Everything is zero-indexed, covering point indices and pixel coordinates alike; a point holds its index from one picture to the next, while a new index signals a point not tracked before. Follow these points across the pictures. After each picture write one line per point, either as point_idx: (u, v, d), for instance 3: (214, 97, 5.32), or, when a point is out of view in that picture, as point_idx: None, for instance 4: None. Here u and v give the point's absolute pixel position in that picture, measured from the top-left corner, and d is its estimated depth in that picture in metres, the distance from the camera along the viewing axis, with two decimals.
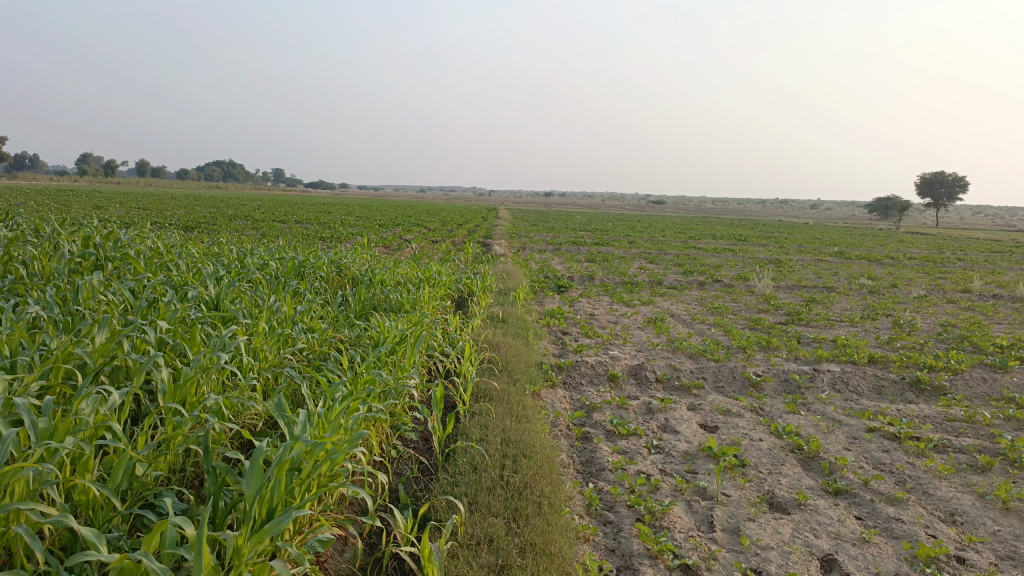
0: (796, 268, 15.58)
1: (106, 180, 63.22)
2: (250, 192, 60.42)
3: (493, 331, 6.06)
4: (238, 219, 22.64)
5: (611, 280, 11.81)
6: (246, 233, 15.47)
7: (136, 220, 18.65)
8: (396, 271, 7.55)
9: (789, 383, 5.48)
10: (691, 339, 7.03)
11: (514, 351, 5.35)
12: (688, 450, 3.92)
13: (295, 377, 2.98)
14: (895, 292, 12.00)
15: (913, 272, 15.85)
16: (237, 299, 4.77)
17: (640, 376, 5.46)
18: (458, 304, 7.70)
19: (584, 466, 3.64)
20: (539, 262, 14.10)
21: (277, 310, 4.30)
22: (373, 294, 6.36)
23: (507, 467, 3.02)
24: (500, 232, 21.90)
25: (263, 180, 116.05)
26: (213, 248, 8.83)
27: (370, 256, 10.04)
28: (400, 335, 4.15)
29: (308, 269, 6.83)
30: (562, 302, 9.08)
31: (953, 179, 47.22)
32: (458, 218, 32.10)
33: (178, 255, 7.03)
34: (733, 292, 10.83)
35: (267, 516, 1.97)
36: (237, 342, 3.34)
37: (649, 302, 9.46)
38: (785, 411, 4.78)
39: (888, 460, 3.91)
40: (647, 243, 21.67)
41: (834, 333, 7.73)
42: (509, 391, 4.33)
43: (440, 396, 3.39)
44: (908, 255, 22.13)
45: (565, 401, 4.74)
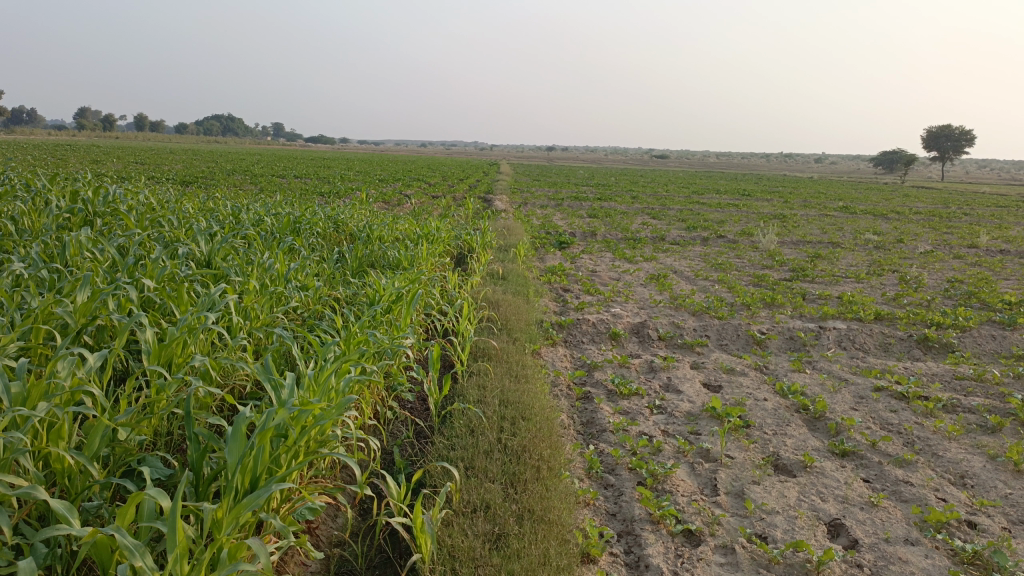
0: (801, 223, 15.39)
1: (103, 135, 62.56)
2: (249, 147, 59.84)
3: (493, 289, 5.95)
4: (236, 174, 22.37)
5: (614, 236, 11.65)
6: (244, 188, 15.27)
7: (132, 175, 18.42)
8: (394, 227, 7.41)
9: (795, 341, 5.37)
10: (694, 296, 6.91)
11: (513, 309, 5.23)
12: (691, 410, 3.83)
13: (286, 335, 2.87)
14: (902, 247, 11.84)
15: (919, 228, 15.65)
16: (230, 256, 4.65)
17: (643, 334, 5.36)
18: (457, 260, 7.58)
19: (584, 427, 3.56)
20: (541, 218, 13.93)
21: (270, 268, 4.17)
22: (370, 251, 6.23)
23: (505, 430, 2.92)
24: (501, 187, 21.65)
25: (263, 134, 114.96)
26: (208, 203, 8.67)
27: (368, 212, 9.88)
28: (396, 294, 4.03)
29: (305, 225, 6.69)
30: (564, 258, 8.95)
31: (961, 132, 46.55)
32: (459, 173, 31.76)
33: (171, 210, 6.88)
34: (737, 248, 10.68)
35: (250, 486, 1.86)
36: (226, 301, 3.23)
37: (652, 258, 9.33)
38: (790, 369, 4.68)
39: (896, 421, 3.82)
40: (650, 198, 21.42)
41: (840, 289, 7.60)
42: (509, 350, 4.23)
43: (436, 356, 3.28)
44: (914, 210, 21.88)
45: (566, 360, 4.65)
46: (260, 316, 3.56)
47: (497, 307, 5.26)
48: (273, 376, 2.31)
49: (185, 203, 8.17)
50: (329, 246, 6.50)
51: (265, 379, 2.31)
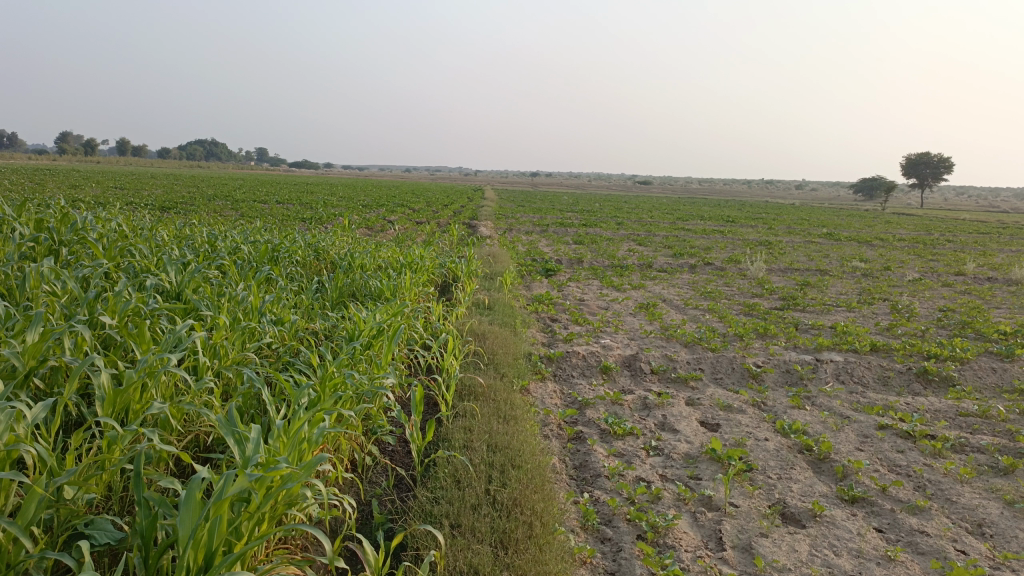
0: (787, 250, 15.32)
1: (84, 159, 62.04)
2: (231, 172, 59.45)
3: (478, 320, 5.73)
4: (217, 199, 22.06)
5: (600, 262, 11.49)
6: (223, 214, 14.98)
7: (110, 200, 18.08)
8: (376, 255, 7.18)
9: (791, 375, 5.19)
10: (685, 326, 6.73)
11: (500, 342, 5.02)
12: (689, 451, 3.62)
13: (254, 378, 2.65)
14: (889, 275, 11.75)
15: (904, 255, 15.64)
16: (202, 287, 4.41)
17: (635, 368, 5.16)
18: (442, 289, 7.36)
19: (578, 471, 3.34)
20: (526, 244, 13.76)
21: (244, 301, 3.94)
22: (351, 280, 6.00)
23: (495, 481, 2.70)
24: (486, 213, 21.49)
25: (246, 159, 114.57)
26: (184, 230, 8.40)
27: (350, 239, 9.65)
28: (377, 329, 3.81)
29: (283, 253, 6.45)
30: (550, 287, 8.76)
31: (939, 159, 47.14)
32: (443, 198, 31.61)
33: (144, 237, 6.62)
34: (725, 275, 10.54)
35: (205, 562, 1.64)
36: (193, 338, 3.00)
37: (640, 286, 9.15)
38: (789, 406, 4.49)
39: (904, 463, 3.63)
40: (635, 224, 21.35)
41: (833, 319, 7.45)
42: (496, 387, 4.00)
43: (419, 398, 3.06)
44: (897, 236, 21.98)
45: (555, 396, 4.43)
46: (231, 354, 3.33)
47: (484, 340, 5.05)
48: (235, 429, 2.08)
49: (160, 230, 7.90)
50: (308, 275, 6.26)
51: (227, 431, 2.08)
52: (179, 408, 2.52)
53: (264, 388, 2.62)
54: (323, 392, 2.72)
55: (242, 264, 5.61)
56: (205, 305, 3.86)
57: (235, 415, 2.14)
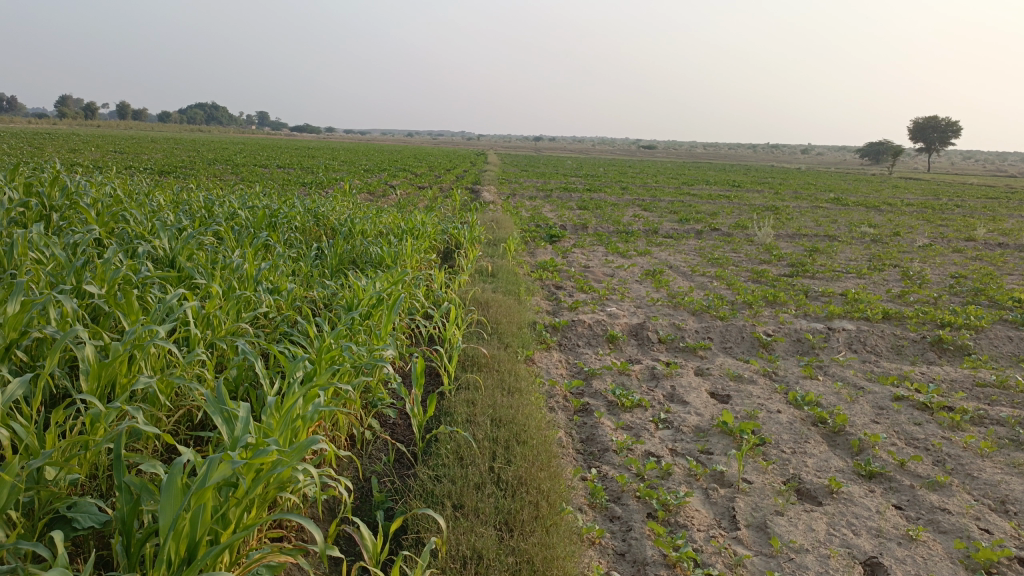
0: (794, 215, 15.11)
1: (84, 123, 61.56)
2: (232, 137, 58.93)
3: (482, 288, 5.59)
4: (217, 163, 21.81)
5: (605, 228, 11.31)
6: (223, 179, 14.79)
7: (108, 165, 17.86)
8: (377, 221, 7.02)
9: (802, 344, 5.06)
10: (693, 293, 6.59)
11: (504, 311, 4.88)
12: (700, 424, 3.50)
13: (247, 351, 2.53)
14: (899, 241, 11.57)
15: (912, 220, 15.41)
16: (196, 253, 4.26)
17: (642, 337, 5.02)
18: (444, 255, 7.21)
19: (585, 445, 3.23)
20: (530, 210, 13.58)
21: (239, 269, 3.80)
22: (351, 247, 5.85)
23: (499, 458, 2.58)
24: (489, 178, 21.26)
25: (247, 123, 113.60)
26: (182, 195, 8.23)
27: (351, 204, 9.48)
28: (377, 297, 3.68)
29: (282, 218, 6.29)
30: (555, 254, 8.60)
31: (948, 123, 46.51)
32: (446, 162, 31.28)
33: (139, 203, 6.46)
34: (732, 241, 10.37)
35: (187, 554, 1.52)
36: (184, 307, 2.87)
37: (646, 253, 8.99)
38: (801, 376, 4.37)
39: (922, 436, 3.51)
40: (639, 189, 21.10)
41: (843, 286, 7.30)
42: (501, 358, 3.87)
43: (420, 371, 2.93)
44: (905, 202, 21.70)
45: (561, 367, 4.31)
46: (224, 324, 3.20)
47: (487, 309, 4.91)
48: (224, 407, 1.95)
49: (157, 195, 7.74)
50: (308, 242, 6.11)
51: (216, 409, 1.95)
52: (169, 382, 2.40)
53: (257, 361, 2.50)
54: (319, 366, 2.60)
55: (239, 231, 5.45)
56: (199, 273, 3.72)
57: (223, 392, 2.02)
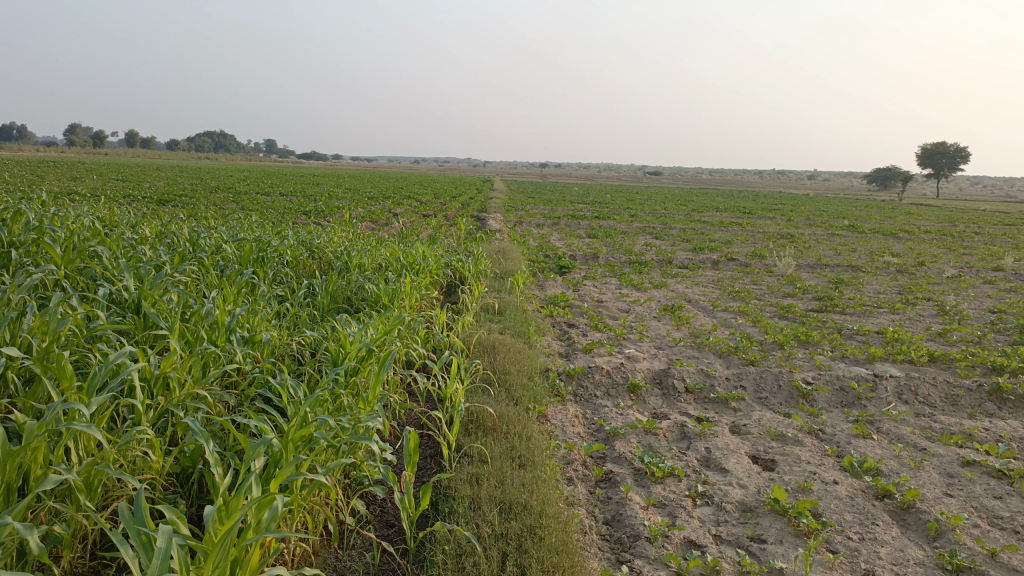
0: (812, 244, 14.64)
1: (91, 150, 61.87)
2: (239, 164, 58.94)
3: (488, 329, 5.09)
4: (219, 191, 21.51)
5: (617, 258, 10.82)
6: (222, 208, 14.39)
7: (105, 194, 17.54)
8: (375, 253, 6.54)
9: (847, 394, 4.52)
10: (717, 332, 6.07)
11: (513, 357, 4.37)
12: (746, 501, 2.97)
13: (195, 430, 2.07)
14: (925, 271, 11.01)
15: (934, 248, 14.86)
16: (167, 295, 3.78)
17: (667, 385, 4.50)
18: (448, 290, 6.73)
19: (611, 530, 2.70)
20: (538, 239, 13.13)
21: (209, 316, 3.30)
22: (345, 284, 5.36)
23: (510, 567, 2.06)
24: (496, 205, 20.86)
25: (255, 150, 114.08)
26: (171, 225, 7.79)
27: (351, 234, 9.02)
28: (366, 350, 3.17)
29: (273, 250, 5.82)
30: (566, 287, 8.09)
31: (957, 149, 46.17)
32: (451, 190, 30.95)
33: (118, 236, 6.00)
34: (752, 272, 9.86)
35: None
36: (130, 371, 2.39)
37: (662, 285, 8.48)
38: (852, 435, 3.84)
39: (1009, 515, 2.96)
40: (649, 217, 20.65)
41: (878, 324, 6.76)
42: (510, 419, 3.35)
43: (413, 447, 2.42)
44: (921, 228, 21.19)
45: (578, 424, 3.79)
46: (183, 388, 2.70)
47: (494, 354, 4.39)
48: (141, 528, 1.48)
49: (143, 226, 7.29)
50: (299, 279, 5.64)
51: (131, 530, 1.48)
52: (99, 472, 1.98)
53: (207, 443, 2.05)
54: (288, 448, 2.11)
55: (222, 268, 4.98)
56: (162, 320, 3.22)
57: (143, 506, 1.55)
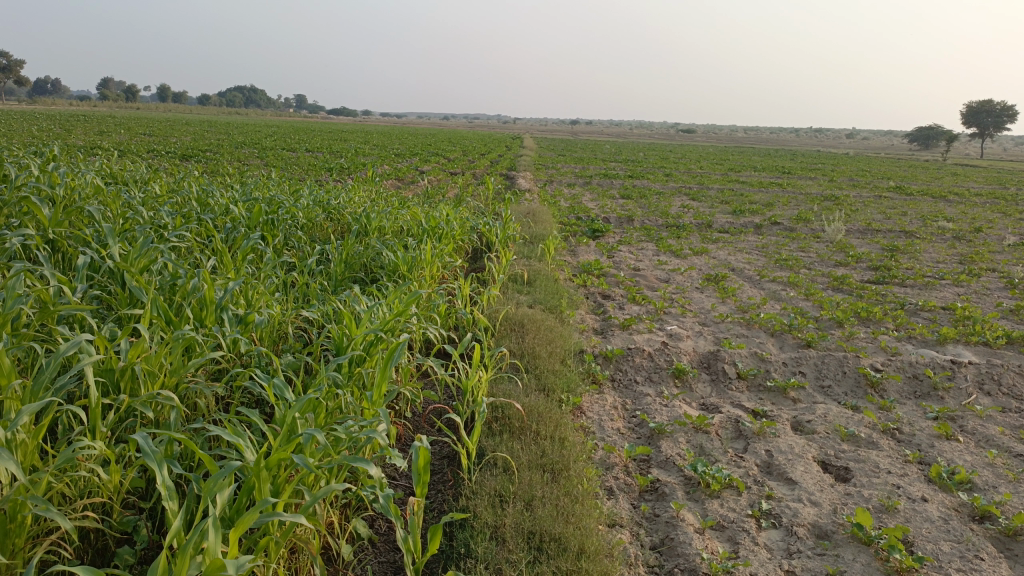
0: (858, 206, 13.90)
1: (121, 104, 61.95)
2: (267, 119, 58.64)
3: (516, 303, 4.62)
4: (244, 146, 21.21)
5: (653, 221, 10.25)
6: (244, 164, 13.99)
7: (128, 147, 17.29)
8: (396, 215, 6.07)
9: (921, 385, 4.00)
10: (766, 307, 5.54)
11: (543, 337, 3.90)
12: (820, 524, 2.49)
13: (146, 452, 1.63)
14: (984, 237, 10.29)
15: (989, 212, 14.03)
16: (158, 266, 3.37)
17: (716, 370, 4.01)
18: (474, 256, 6.27)
19: (659, 561, 2.25)
20: (569, 199, 12.56)
21: (197, 292, 2.88)
22: (361, 251, 4.91)
23: None
24: (526, 163, 20.25)
25: (284, 106, 113.56)
26: (183, 181, 7.38)
27: (373, 194, 8.56)
28: (373, 336, 2.71)
29: (286, 212, 5.39)
30: (600, 253, 7.58)
31: (1005, 107, 44.30)
32: (480, 147, 30.32)
33: (120, 194, 5.59)
34: (798, 238, 9.25)
35: None
36: (82, 366, 1.96)
37: (702, 252, 7.93)
38: (935, 437, 3.33)
39: None
40: (684, 176, 19.89)
41: (943, 299, 6.17)
42: (541, 415, 2.90)
43: (423, 464, 1.95)
44: (971, 190, 20.18)
45: (617, 418, 3.33)
46: (156, 383, 2.29)
47: (523, 334, 3.93)
48: None
49: (153, 184, 6.89)
50: (312, 244, 5.20)
51: None
52: (24, 503, 1.56)
53: (160, 470, 1.62)
54: (262, 477, 1.67)
55: (227, 233, 4.55)
56: (142, 296, 2.80)
57: None
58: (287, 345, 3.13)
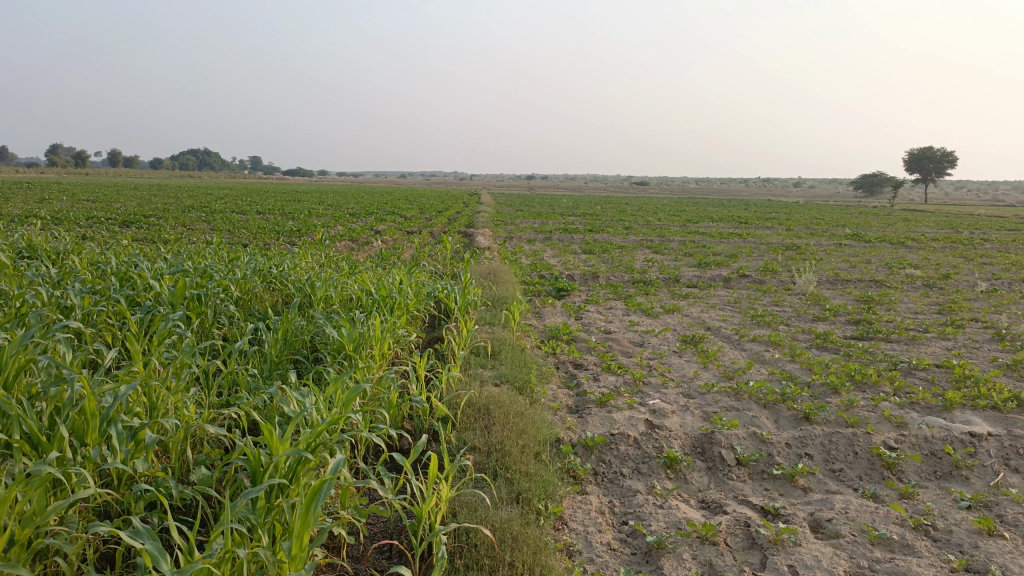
0: (822, 255, 13.76)
1: (69, 170, 60.68)
2: (220, 181, 57.90)
3: (479, 382, 4.07)
4: (192, 210, 20.49)
5: (619, 278, 9.84)
6: (189, 229, 13.30)
7: (67, 214, 16.48)
8: (344, 281, 5.50)
9: (941, 463, 3.54)
10: (753, 372, 5.08)
11: (512, 425, 3.35)
12: None
13: None
14: (955, 285, 10.12)
15: (951, 258, 13.99)
16: (41, 364, 2.77)
17: (711, 456, 3.49)
18: (431, 325, 5.72)
19: None
20: (530, 256, 12.14)
21: (76, 401, 2.28)
22: (301, 327, 4.33)
23: None
24: (484, 220, 19.87)
25: (239, 167, 112.65)
26: (109, 252, 6.72)
27: (323, 257, 8.00)
28: (296, 457, 2.14)
29: (216, 284, 4.79)
30: (567, 315, 7.09)
31: (945, 154, 45.81)
32: (438, 204, 29.96)
33: (27, 270, 4.93)
34: (770, 292, 8.92)
35: None
36: None
37: (674, 309, 7.50)
38: (976, 533, 2.85)
39: None
40: (644, 228, 19.71)
41: (935, 356, 5.80)
42: (515, 540, 2.33)
43: None
44: (926, 235, 20.39)
45: (606, 527, 2.77)
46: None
47: (489, 423, 3.37)
48: None
49: (74, 256, 6.23)
50: (246, 321, 4.60)
51: None
52: None
53: None
54: None
55: (143, 313, 3.95)
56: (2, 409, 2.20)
57: None
58: (196, 467, 2.53)
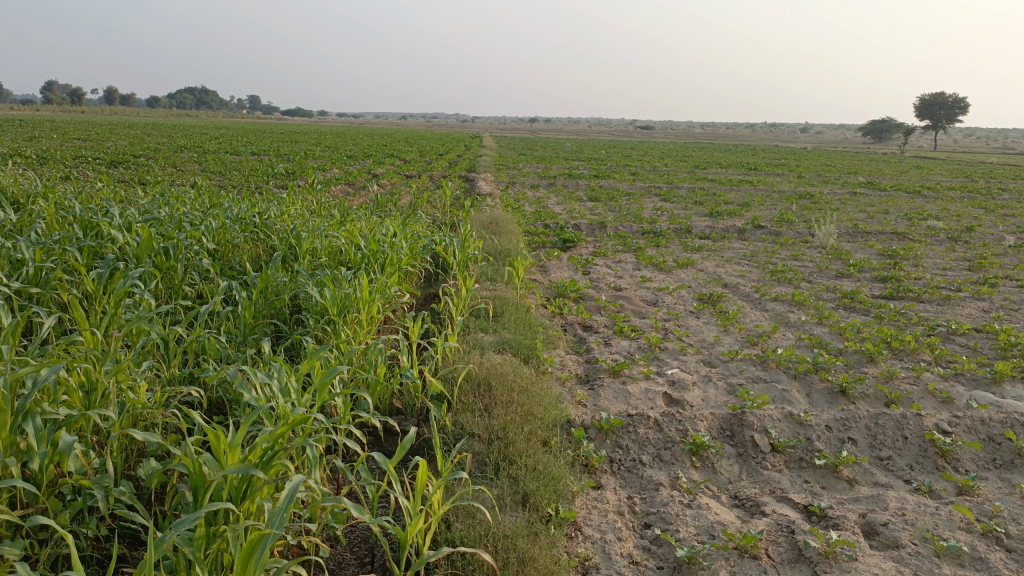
0: (837, 204, 13.23)
1: (63, 108, 59.52)
2: (217, 121, 56.80)
3: (479, 350, 3.63)
4: (185, 151, 19.83)
5: (628, 228, 9.34)
6: (177, 171, 12.71)
7: (54, 155, 15.86)
8: (332, 231, 5.02)
9: (1001, 451, 3.13)
10: (779, 336, 4.65)
11: (516, 404, 2.92)
12: None
13: None
14: (980, 238, 9.63)
15: (972, 208, 13.46)
16: None
17: (741, 440, 3.07)
18: (429, 280, 5.27)
19: None
20: (533, 203, 11.61)
21: None
22: (281, 285, 3.87)
23: None
24: (486, 164, 19.24)
25: (237, 107, 110.65)
26: (82, 196, 6.22)
27: (315, 204, 7.49)
28: (250, 472, 1.73)
29: (188, 235, 4.32)
30: (574, 269, 6.64)
31: (958, 100, 44.65)
32: (440, 146, 29.23)
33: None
34: (788, 244, 8.43)
35: None
36: None
37: (688, 263, 7.04)
38: None
39: None
40: (652, 174, 19.07)
41: (973, 319, 5.35)
42: (520, 564, 1.91)
43: None
44: (941, 184, 19.75)
45: (625, 534, 2.36)
46: None
47: (490, 403, 2.93)
48: None
49: (39, 201, 5.73)
50: (221, 278, 4.15)
51: None
52: None
53: None
54: None
55: (101, 269, 3.49)
56: None
57: None
58: (138, 470, 2.12)
